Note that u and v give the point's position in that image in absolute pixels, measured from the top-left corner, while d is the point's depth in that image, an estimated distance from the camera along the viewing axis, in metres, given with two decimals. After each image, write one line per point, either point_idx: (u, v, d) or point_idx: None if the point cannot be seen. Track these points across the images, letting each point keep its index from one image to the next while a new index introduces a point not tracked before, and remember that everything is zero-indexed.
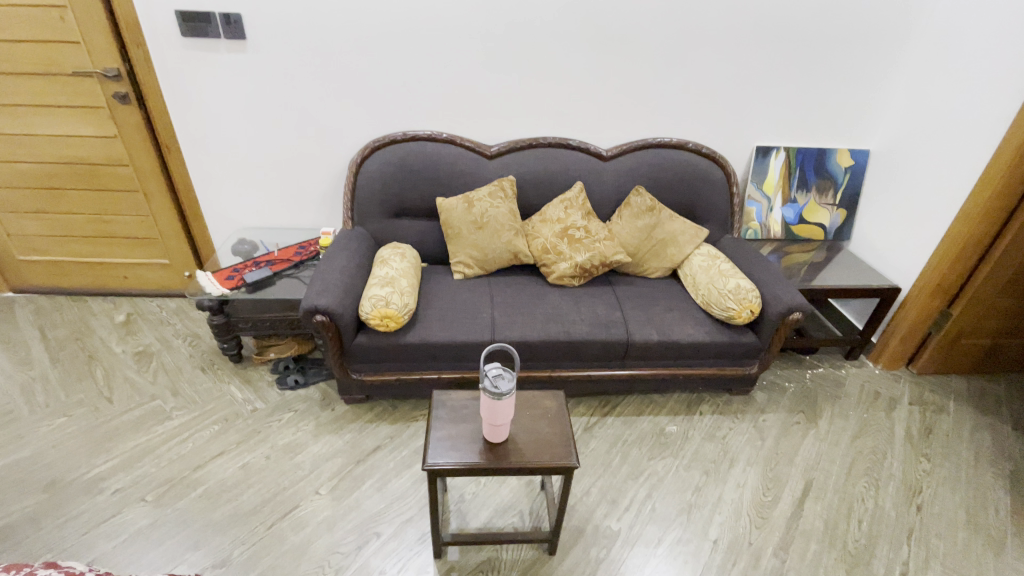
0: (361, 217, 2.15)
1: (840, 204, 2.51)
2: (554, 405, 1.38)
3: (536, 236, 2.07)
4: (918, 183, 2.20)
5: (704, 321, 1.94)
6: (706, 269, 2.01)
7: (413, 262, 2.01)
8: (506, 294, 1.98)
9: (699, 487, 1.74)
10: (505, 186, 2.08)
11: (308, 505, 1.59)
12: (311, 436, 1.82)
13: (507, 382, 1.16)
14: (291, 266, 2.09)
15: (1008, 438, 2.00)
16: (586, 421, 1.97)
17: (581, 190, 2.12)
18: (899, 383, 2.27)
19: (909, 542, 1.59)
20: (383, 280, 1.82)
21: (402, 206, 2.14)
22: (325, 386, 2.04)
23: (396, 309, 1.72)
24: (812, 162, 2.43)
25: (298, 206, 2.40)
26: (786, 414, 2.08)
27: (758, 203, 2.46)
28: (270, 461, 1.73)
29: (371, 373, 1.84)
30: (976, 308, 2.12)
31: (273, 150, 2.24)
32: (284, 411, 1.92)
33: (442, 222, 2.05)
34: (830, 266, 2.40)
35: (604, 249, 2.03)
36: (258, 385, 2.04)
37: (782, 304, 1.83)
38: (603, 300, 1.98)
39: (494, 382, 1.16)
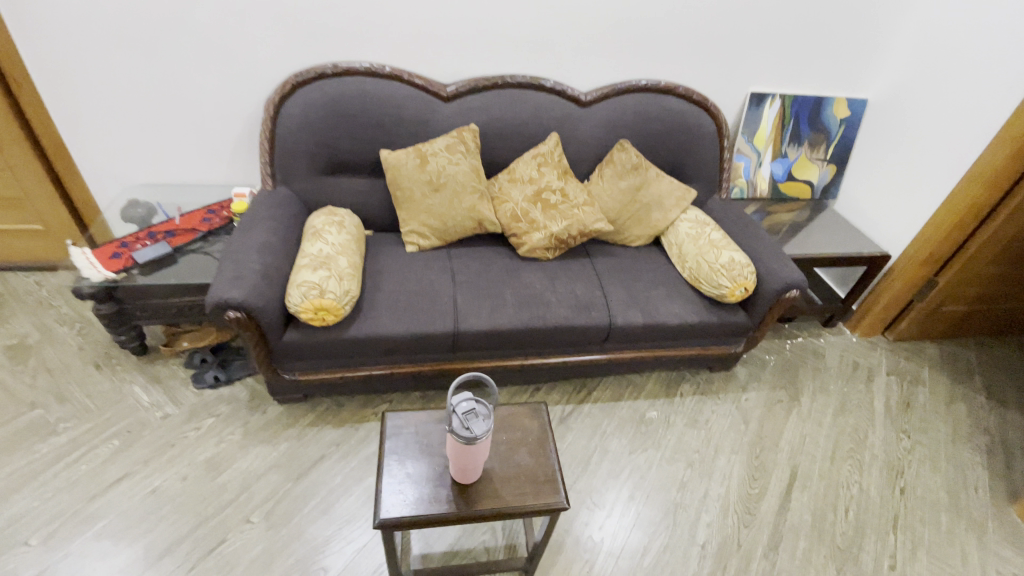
0: (287, 175, 1.74)
1: (830, 160, 2.30)
2: (535, 425, 1.15)
3: (503, 200, 1.75)
4: (920, 139, 2.01)
5: (692, 299, 1.72)
6: (695, 239, 1.77)
7: (354, 233, 1.66)
8: (469, 272, 1.67)
9: (684, 482, 1.61)
10: (466, 138, 1.71)
11: (238, 538, 1.33)
12: (239, 447, 1.52)
13: (483, 423, 0.91)
14: (197, 238, 1.72)
15: (980, 408, 1.99)
16: (560, 411, 1.77)
17: (557, 142, 1.78)
18: (876, 351, 2.20)
19: (896, 531, 1.54)
20: (316, 261, 1.46)
21: (337, 161, 1.74)
22: (253, 383, 1.71)
23: (333, 300, 1.38)
24: (807, 111, 2.18)
25: (205, 158, 1.93)
26: (768, 391, 1.96)
27: (748, 157, 2.21)
28: (188, 483, 1.43)
29: (308, 371, 1.54)
30: (962, 277, 2.03)
31: (164, 85, 1.74)
32: (203, 417, 1.60)
33: (389, 183, 1.68)
34: (818, 229, 2.23)
35: (583, 216, 1.74)
36: (169, 384, 1.69)
37: (779, 282, 1.63)
38: (581, 277, 1.72)
39: (465, 423, 0.91)
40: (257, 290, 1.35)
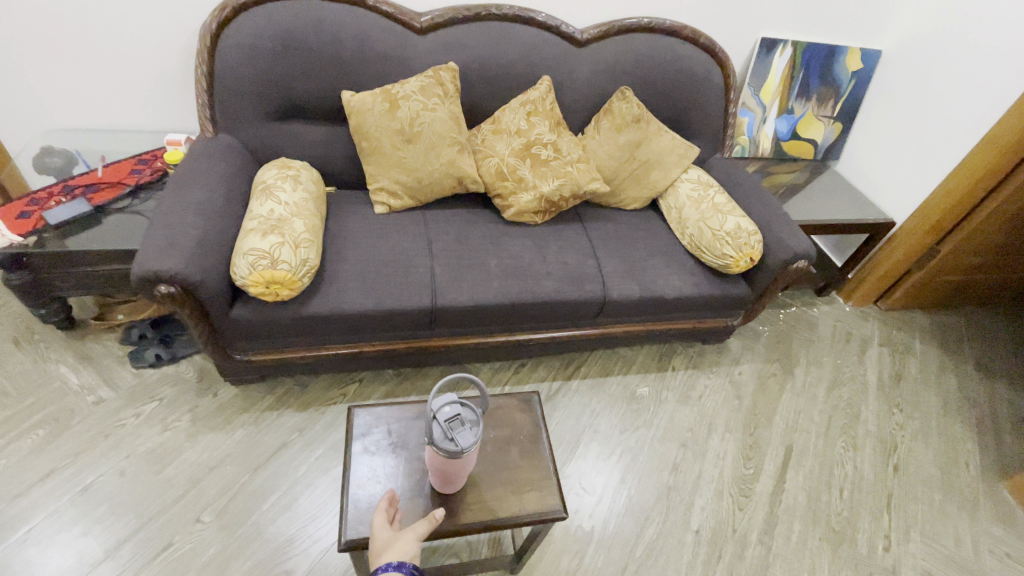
0: (231, 120, 1.47)
1: (837, 117, 2.14)
2: (528, 420, 1.01)
3: (487, 154, 1.53)
4: (937, 96, 1.85)
5: (692, 269, 1.57)
6: (697, 202, 1.60)
7: (313, 190, 1.43)
8: (448, 237, 1.48)
9: (677, 463, 1.52)
10: (444, 79, 1.47)
11: (186, 541, 1.17)
12: (186, 436, 1.34)
13: (470, 432, 0.79)
14: (124, 194, 1.46)
15: (969, 380, 1.96)
16: (547, 388, 1.64)
17: (549, 88, 1.55)
18: (868, 321, 2.14)
19: (889, 510, 1.51)
20: (267, 224, 1.24)
21: (291, 104, 1.47)
22: (202, 361, 1.51)
23: (287, 272, 1.18)
24: (819, 61, 1.99)
25: (131, 96, 1.62)
26: (762, 364, 1.87)
27: (752, 112, 2.02)
28: (127, 479, 1.25)
29: (263, 351, 1.35)
30: (965, 246, 1.94)
31: (70, 3, 1.41)
32: (144, 402, 1.40)
33: (353, 131, 1.44)
34: (820, 192, 2.09)
35: (577, 175, 1.55)
36: (102, 363, 1.47)
37: (787, 251, 1.49)
38: (572, 244, 1.55)
39: (450, 433, 0.78)
40: (194, 260, 1.13)
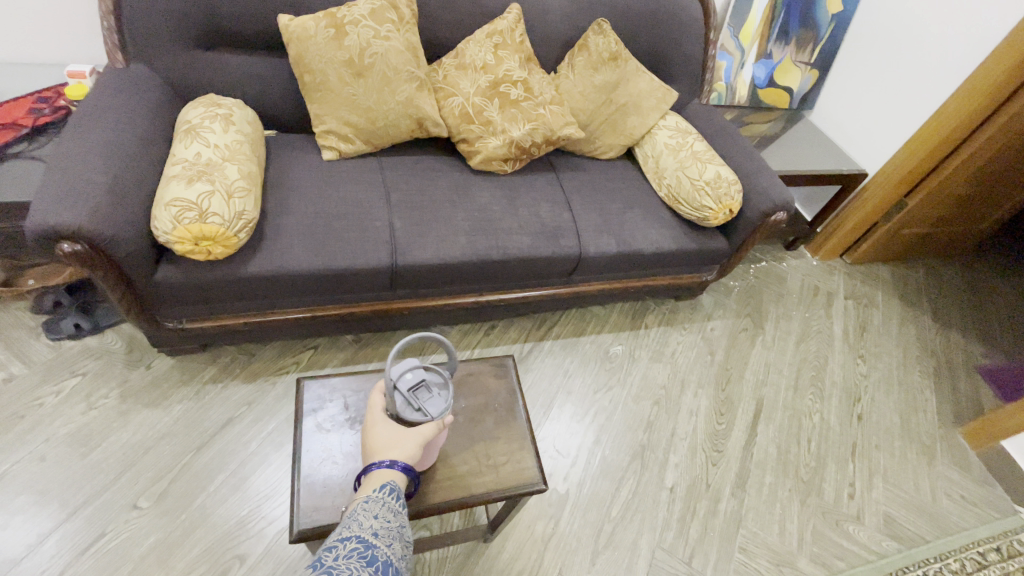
0: (143, 46, 1.24)
1: (815, 64, 2.06)
2: (502, 387, 0.92)
3: (450, 94, 1.37)
4: (917, 40, 1.80)
5: (670, 223, 1.49)
6: (676, 150, 1.51)
7: (248, 132, 1.24)
8: (407, 188, 1.33)
9: (651, 421, 1.49)
10: (399, 3, 1.28)
11: (122, 529, 1.05)
12: (117, 414, 1.20)
13: (438, 397, 0.72)
14: (20, 137, 1.23)
15: (927, 331, 2.02)
16: (518, 349, 1.56)
17: (518, 18, 1.39)
18: (835, 275, 2.15)
19: (854, 459, 1.54)
20: (193, 170, 1.07)
21: (217, 30, 1.26)
22: (132, 330, 1.34)
23: (219, 226, 1.02)
24: (800, 1, 1.89)
25: (20, 18, 1.35)
26: (733, 319, 1.85)
27: (730, 55, 1.92)
28: (48, 465, 1.11)
29: (198, 318, 1.20)
30: (931, 199, 1.94)
31: None
32: (63, 377, 1.23)
33: (294, 63, 1.24)
34: (795, 143, 2.04)
35: (550, 118, 1.41)
36: (11, 335, 1.28)
37: (767, 203, 1.43)
38: (545, 196, 1.43)
39: (418, 400, 0.71)
40: (103, 212, 0.95)
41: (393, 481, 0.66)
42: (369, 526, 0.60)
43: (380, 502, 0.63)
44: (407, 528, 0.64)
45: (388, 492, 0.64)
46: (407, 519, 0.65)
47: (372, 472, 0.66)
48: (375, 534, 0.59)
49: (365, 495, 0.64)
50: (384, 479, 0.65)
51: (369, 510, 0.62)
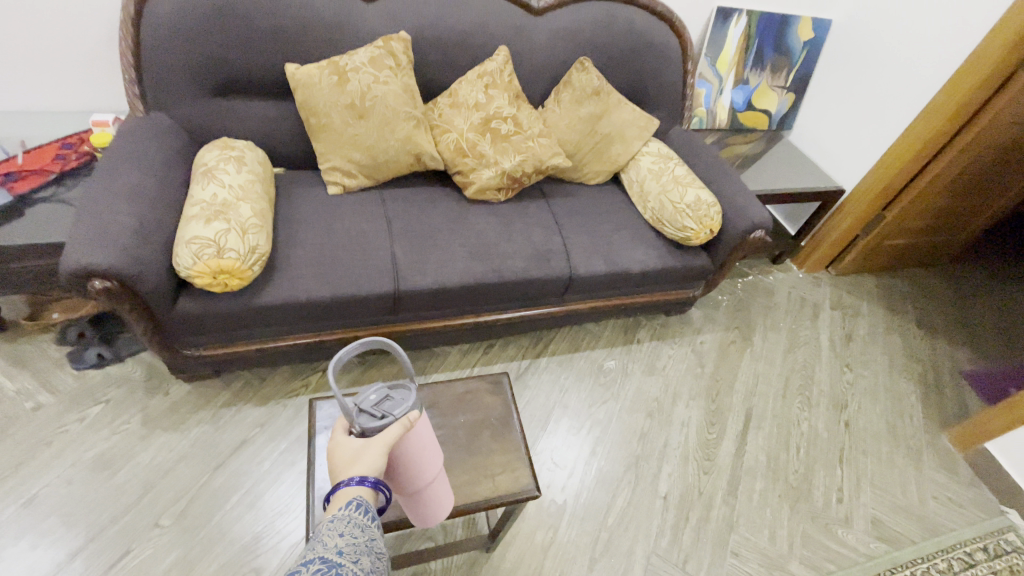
0: (163, 97, 1.35)
1: (790, 87, 2.17)
2: (498, 402, 1.00)
3: (445, 130, 1.48)
4: (885, 64, 1.91)
5: (656, 243, 1.58)
6: (658, 175, 1.60)
7: (259, 172, 1.34)
8: (407, 218, 1.42)
9: (645, 432, 1.56)
10: (396, 50, 1.39)
11: (146, 547, 1.12)
12: (138, 439, 1.27)
13: (400, 402, 0.70)
14: (49, 182, 1.34)
15: (912, 338, 2.09)
16: (516, 367, 1.64)
17: (507, 59, 1.50)
18: (821, 287, 2.23)
19: (842, 464, 1.60)
20: (210, 210, 1.16)
21: (230, 80, 1.37)
22: (151, 358, 1.42)
23: (234, 260, 1.11)
24: (773, 31, 2.01)
25: (51, 74, 1.48)
26: (722, 332, 1.93)
27: (709, 83, 2.03)
28: (75, 488, 1.18)
29: (214, 345, 1.28)
30: (908, 212, 2.03)
31: None
32: (88, 405, 1.31)
33: (301, 107, 1.35)
34: (775, 162, 2.14)
35: (538, 149, 1.51)
36: (38, 366, 1.36)
37: (746, 221, 1.52)
38: (537, 222, 1.52)
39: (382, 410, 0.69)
40: (130, 252, 1.04)
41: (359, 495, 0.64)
42: (334, 546, 0.58)
43: (345, 518, 0.61)
44: (377, 540, 0.63)
45: (353, 507, 0.63)
46: (377, 530, 0.64)
47: (337, 493, 0.64)
48: (339, 551, 0.57)
49: (330, 515, 0.62)
50: (350, 495, 0.64)
51: (334, 528, 0.60)
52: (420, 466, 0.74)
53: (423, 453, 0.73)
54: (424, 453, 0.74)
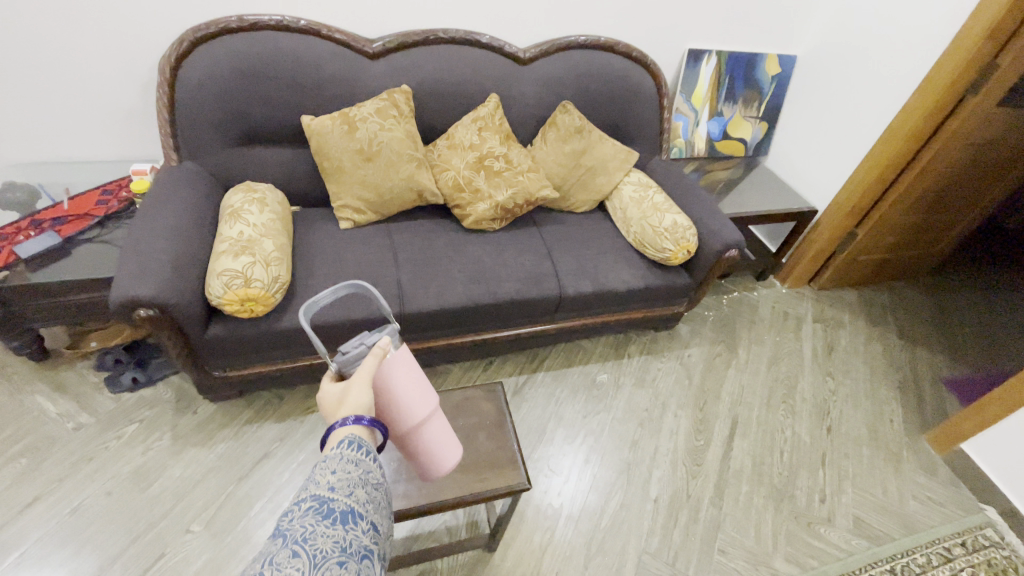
0: (194, 147, 1.53)
1: (763, 117, 2.35)
2: (492, 408, 1.14)
3: (444, 169, 1.65)
4: (845, 95, 2.08)
5: (639, 264, 1.72)
6: (639, 202, 1.76)
7: (279, 211, 1.50)
8: (411, 247, 1.58)
9: (636, 441, 1.67)
10: (399, 101, 1.58)
11: (179, 550, 1.23)
12: (170, 454, 1.40)
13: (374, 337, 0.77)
14: (93, 224, 1.50)
15: (892, 347, 2.19)
16: (514, 382, 1.77)
17: (497, 105, 1.68)
18: (803, 301, 2.35)
19: (824, 467, 1.69)
20: (237, 246, 1.31)
21: (253, 131, 1.55)
22: (180, 381, 1.56)
23: (261, 289, 1.26)
24: (742, 68, 2.20)
25: (95, 130, 1.67)
26: (709, 345, 2.05)
27: (685, 116, 2.21)
28: (114, 499, 1.30)
29: (239, 367, 1.42)
30: (879, 229, 2.16)
31: (25, 44, 1.45)
32: (124, 424, 1.44)
33: (315, 153, 1.53)
34: (752, 186, 2.30)
35: (528, 183, 1.68)
36: (79, 390, 1.50)
37: (720, 242, 1.66)
38: (529, 247, 1.67)
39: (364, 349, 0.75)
40: (170, 283, 1.20)
41: (352, 433, 0.65)
42: (326, 482, 0.55)
43: (337, 456, 0.60)
44: (374, 472, 0.61)
45: (345, 445, 0.62)
46: (373, 463, 0.62)
47: (330, 437, 0.65)
48: (331, 486, 0.55)
49: (323, 455, 0.61)
50: (342, 435, 0.64)
51: (326, 466, 0.58)
52: (413, 401, 0.81)
53: (412, 388, 0.81)
54: (413, 386, 0.81)
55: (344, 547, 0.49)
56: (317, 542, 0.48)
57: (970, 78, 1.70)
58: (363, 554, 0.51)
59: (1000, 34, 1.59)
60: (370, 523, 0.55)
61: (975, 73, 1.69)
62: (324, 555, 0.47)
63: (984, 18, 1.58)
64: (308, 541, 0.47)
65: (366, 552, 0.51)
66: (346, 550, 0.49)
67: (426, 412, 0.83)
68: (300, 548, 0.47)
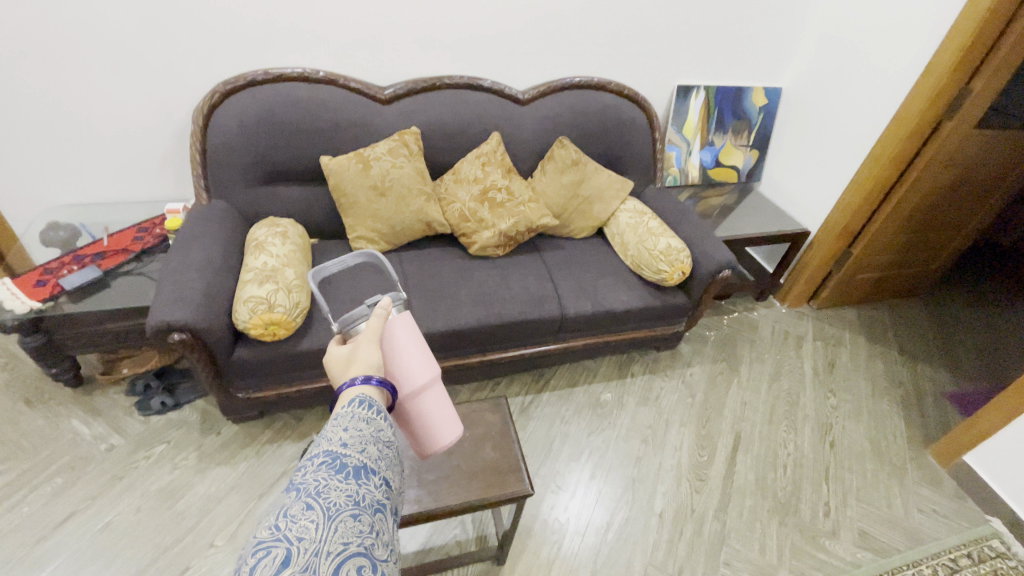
0: (222, 186, 1.68)
1: (753, 145, 2.47)
2: (497, 419, 1.22)
3: (451, 201, 1.77)
4: (829, 123, 2.19)
5: (637, 286, 1.81)
6: (635, 227, 1.86)
7: (299, 243, 1.63)
8: (421, 274, 1.69)
9: (640, 457, 1.71)
10: (408, 141, 1.72)
11: (203, 563, 1.30)
12: (195, 472, 1.48)
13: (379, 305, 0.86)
14: (130, 259, 1.64)
15: (894, 364, 2.23)
16: (521, 402, 1.83)
17: (499, 142, 1.82)
18: (803, 320, 2.41)
19: (828, 481, 1.71)
20: (262, 274, 1.43)
21: (276, 171, 1.69)
22: (204, 404, 1.66)
23: (283, 313, 1.37)
24: (729, 101, 2.33)
25: (133, 173, 1.83)
26: (710, 364, 2.10)
27: (678, 147, 2.34)
28: (143, 515, 1.37)
29: (261, 388, 1.52)
30: (872, 248, 2.23)
31: (77, 100, 1.62)
32: (152, 445, 1.53)
33: (333, 190, 1.66)
34: (746, 210, 2.40)
35: (529, 212, 1.80)
36: (111, 414, 1.60)
37: (713, 263, 1.74)
38: (531, 272, 1.77)
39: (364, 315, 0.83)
40: (202, 309, 1.31)
41: (363, 392, 0.67)
42: (338, 439, 0.57)
43: (350, 415, 0.61)
44: (386, 431, 0.62)
45: (356, 405, 0.63)
46: (385, 422, 0.64)
47: (340, 396, 0.67)
48: (344, 443, 0.56)
49: (335, 413, 0.63)
50: (352, 396, 0.66)
51: (339, 424, 0.59)
52: (413, 363, 0.84)
53: (413, 350, 0.85)
54: (414, 349, 0.85)
55: (358, 501, 0.50)
56: (331, 496, 0.49)
57: (944, 104, 1.79)
58: (376, 508, 0.52)
59: (967, 63, 1.69)
60: (384, 479, 0.56)
61: (948, 98, 1.78)
62: (337, 508, 0.48)
63: (950, 49, 1.68)
64: (321, 496, 0.49)
65: (379, 506, 0.52)
66: (360, 504, 0.50)
67: (425, 377, 0.86)
68: (313, 501, 0.48)
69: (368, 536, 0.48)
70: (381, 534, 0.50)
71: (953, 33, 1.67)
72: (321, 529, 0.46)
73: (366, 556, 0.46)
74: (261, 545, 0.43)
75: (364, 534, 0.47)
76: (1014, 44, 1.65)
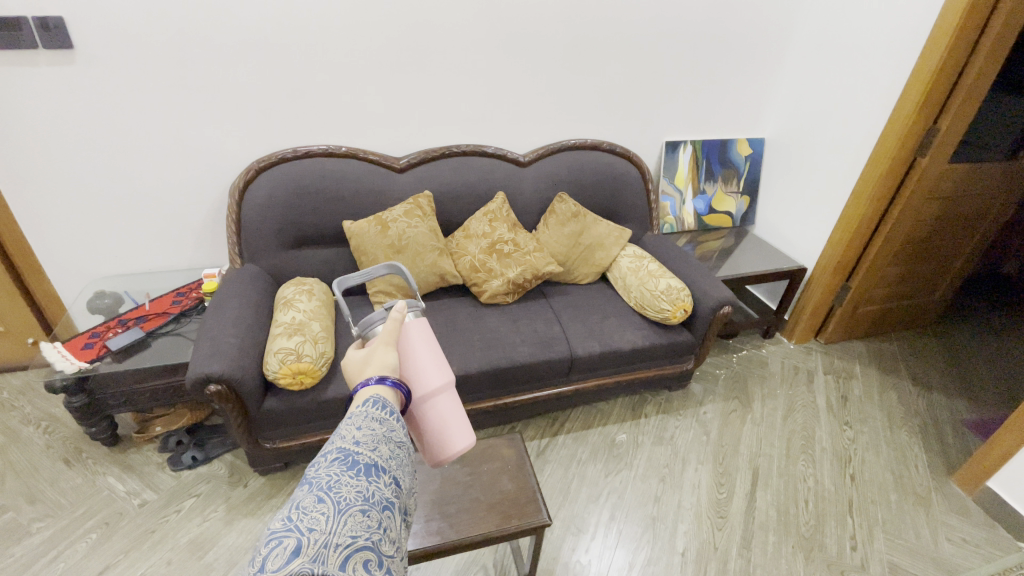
0: (255, 252, 1.84)
1: (742, 192, 2.63)
2: (512, 453, 1.28)
3: (462, 254, 1.92)
4: (809, 167, 2.36)
5: (641, 325, 1.90)
6: (636, 271, 1.98)
7: (323, 298, 1.76)
8: (436, 322, 1.80)
9: (658, 496, 1.72)
10: (422, 204, 1.90)
11: None
12: (224, 524, 1.53)
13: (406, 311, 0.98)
14: (169, 320, 1.76)
15: (909, 394, 2.23)
16: (538, 445, 1.87)
17: (504, 201, 2.00)
18: (812, 355, 2.44)
19: (853, 516, 1.69)
20: (290, 327, 1.55)
21: (302, 236, 1.86)
22: (232, 458, 1.73)
23: (310, 362, 1.47)
24: (716, 153, 2.52)
25: (173, 245, 2.02)
26: (723, 402, 2.12)
27: (672, 197, 2.51)
28: (173, 567, 1.41)
29: (288, 438, 1.60)
30: (870, 281, 2.30)
31: (128, 180, 1.83)
32: (183, 499, 1.59)
33: (355, 250, 1.82)
34: (744, 251, 2.50)
35: (535, 261, 1.93)
36: (144, 470, 1.67)
37: (712, 299, 1.83)
38: (540, 318, 1.88)
39: (383, 319, 0.94)
40: (236, 361, 1.41)
41: (377, 392, 0.76)
42: (352, 437, 0.65)
43: (364, 414, 0.70)
44: (397, 431, 0.71)
45: (370, 405, 0.73)
46: (395, 423, 0.72)
47: (357, 395, 0.76)
48: (357, 441, 0.65)
49: (351, 411, 0.72)
50: (367, 395, 0.75)
51: (353, 422, 0.68)
52: (427, 363, 0.92)
53: (426, 352, 0.94)
54: (426, 351, 0.94)
55: (367, 498, 0.57)
56: (341, 491, 0.57)
57: (914, 143, 1.94)
58: (385, 506, 0.59)
59: (930, 105, 1.85)
60: (393, 477, 0.63)
61: (917, 139, 1.93)
62: (348, 503, 0.56)
63: (913, 94, 1.85)
64: (332, 490, 0.56)
65: (388, 504, 0.59)
66: (368, 500, 0.57)
67: (440, 377, 0.93)
68: (324, 495, 0.55)
69: (375, 531, 0.55)
70: (388, 531, 0.57)
71: (913, 81, 1.85)
72: (331, 521, 0.53)
73: (372, 551, 0.53)
74: (274, 535, 0.50)
75: (371, 530, 0.55)
76: (970, 87, 1.81)
